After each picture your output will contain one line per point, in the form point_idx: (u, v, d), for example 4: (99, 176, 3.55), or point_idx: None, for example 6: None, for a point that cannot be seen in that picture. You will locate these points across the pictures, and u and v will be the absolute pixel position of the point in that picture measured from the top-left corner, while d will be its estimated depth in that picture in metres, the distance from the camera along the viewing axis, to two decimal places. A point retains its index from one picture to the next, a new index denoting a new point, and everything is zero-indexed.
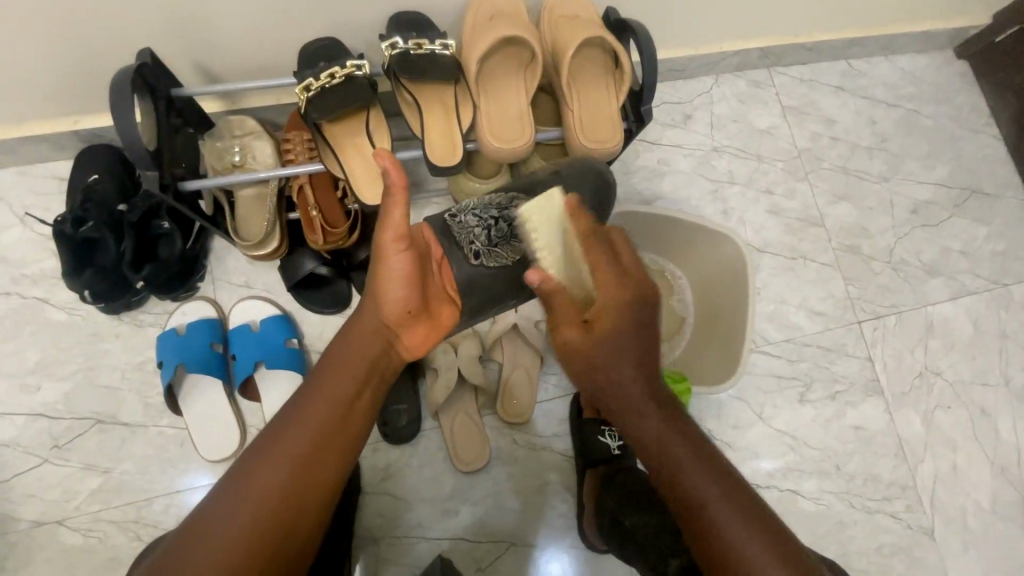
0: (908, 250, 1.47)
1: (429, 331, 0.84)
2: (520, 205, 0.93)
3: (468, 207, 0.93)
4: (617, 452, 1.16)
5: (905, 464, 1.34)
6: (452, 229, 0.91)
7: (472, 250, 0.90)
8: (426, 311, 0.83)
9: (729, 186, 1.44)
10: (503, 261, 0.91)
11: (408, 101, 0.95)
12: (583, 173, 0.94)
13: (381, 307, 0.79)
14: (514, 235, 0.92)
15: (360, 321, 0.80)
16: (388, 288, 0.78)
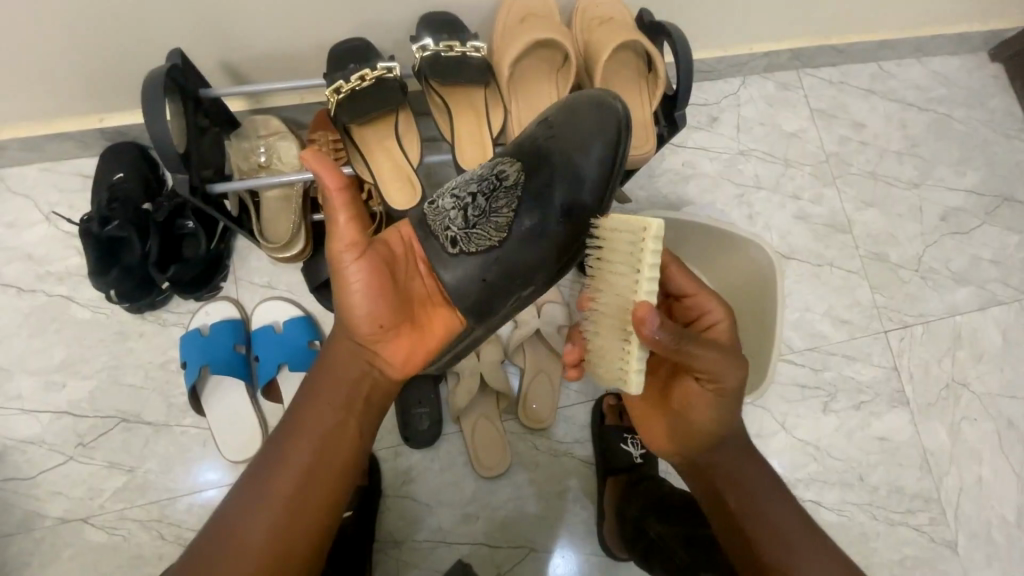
0: (936, 258, 1.44)
1: (410, 344, 0.84)
2: (503, 169, 0.84)
3: (445, 190, 0.85)
4: (638, 460, 1.16)
5: (931, 476, 1.32)
6: (425, 216, 0.83)
7: (449, 238, 0.81)
8: (402, 322, 0.82)
9: (756, 191, 1.42)
10: (487, 241, 0.82)
11: (438, 103, 0.93)
12: (578, 112, 0.87)
13: (351, 323, 0.80)
14: (495, 209, 0.82)
15: (339, 340, 0.82)
16: (351, 300, 0.78)
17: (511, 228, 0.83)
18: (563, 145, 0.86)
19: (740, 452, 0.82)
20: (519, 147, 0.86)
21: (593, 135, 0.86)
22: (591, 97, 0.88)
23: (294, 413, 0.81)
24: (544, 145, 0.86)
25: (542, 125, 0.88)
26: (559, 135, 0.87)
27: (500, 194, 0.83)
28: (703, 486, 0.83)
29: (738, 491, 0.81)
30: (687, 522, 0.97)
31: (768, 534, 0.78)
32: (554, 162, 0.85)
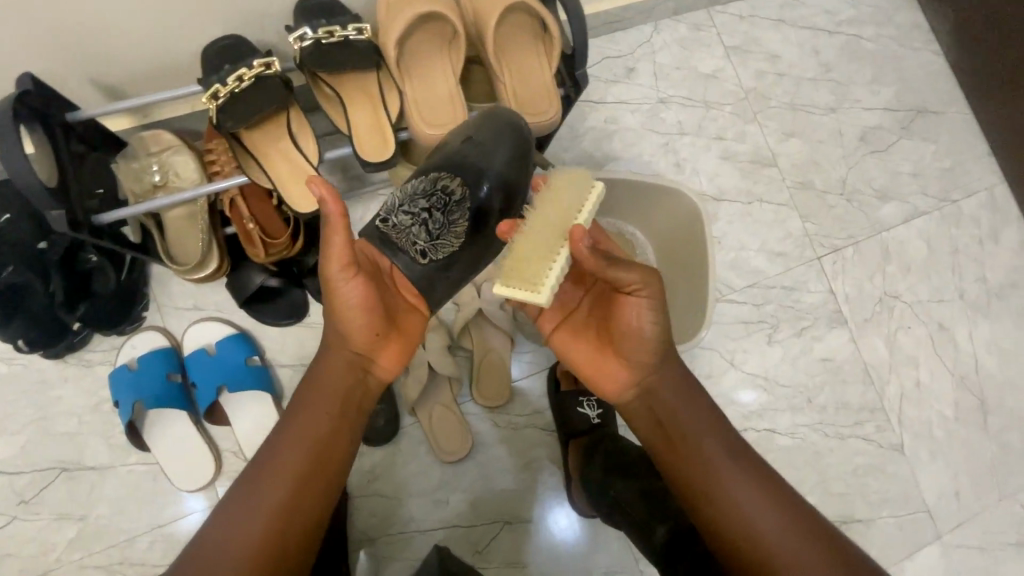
0: (860, 178, 1.48)
1: (400, 352, 0.82)
2: (447, 184, 0.84)
3: (395, 206, 0.83)
4: (596, 421, 1.17)
5: (873, 387, 1.40)
6: (386, 235, 0.81)
7: (419, 251, 0.82)
8: (394, 331, 0.80)
9: (680, 137, 1.42)
10: (451, 248, 0.84)
11: (328, 94, 0.89)
12: (503, 133, 0.87)
13: (346, 336, 0.77)
14: (452, 221, 0.84)
15: (328, 352, 0.79)
16: (345, 314, 0.75)
17: (468, 235, 0.86)
18: (485, 156, 0.86)
19: (679, 389, 0.83)
20: (448, 158, 0.86)
21: (496, 145, 0.86)
22: (513, 120, 0.88)
23: (284, 427, 0.77)
24: (463, 159, 0.85)
25: (468, 141, 0.87)
26: (477, 144, 0.86)
27: (452, 206, 0.84)
28: (645, 421, 0.84)
29: (675, 424, 0.82)
30: (642, 479, 1.01)
31: (708, 474, 0.79)
32: (479, 172, 0.85)
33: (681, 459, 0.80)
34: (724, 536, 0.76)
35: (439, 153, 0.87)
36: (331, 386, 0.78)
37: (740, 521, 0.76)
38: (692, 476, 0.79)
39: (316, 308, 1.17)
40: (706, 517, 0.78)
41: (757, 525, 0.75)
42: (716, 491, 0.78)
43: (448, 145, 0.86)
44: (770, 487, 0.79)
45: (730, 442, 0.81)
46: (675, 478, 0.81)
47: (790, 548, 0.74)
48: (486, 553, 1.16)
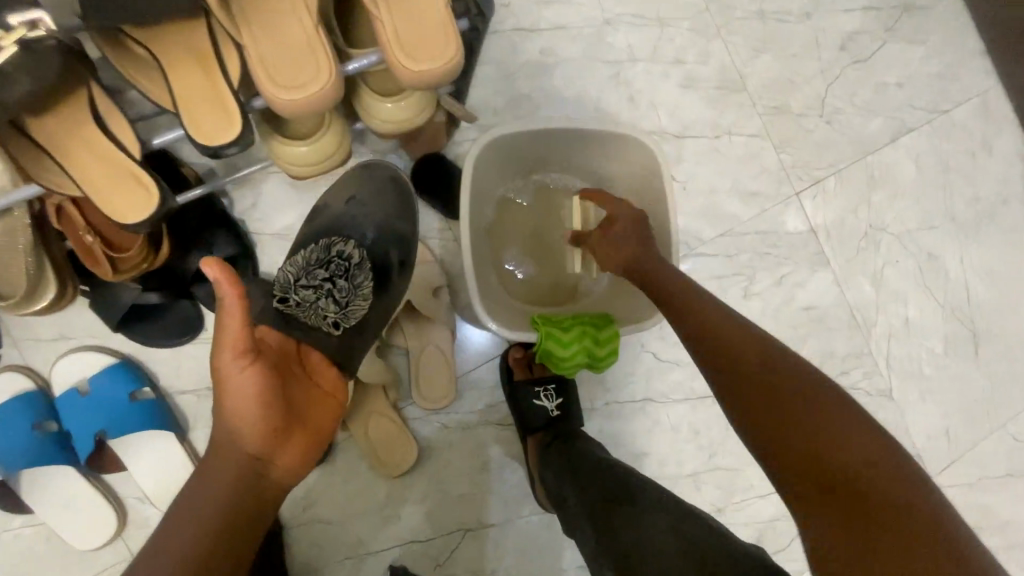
0: (840, 96, 1.29)
1: (305, 447, 0.71)
2: (342, 249, 0.93)
3: (292, 282, 0.88)
4: (556, 414, 1.03)
5: (859, 331, 1.27)
6: (292, 314, 0.85)
7: (331, 324, 0.86)
8: (300, 427, 0.70)
9: (632, 65, 1.19)
10: (362, 311, 0.90)
11: (145, 57, 0.65)
12: (384, 189, 0.99)
13: (236, 434, 0.64)
14: (357, 284, 0.91)
15: (213, 456, 0.64)
16: (240, 409, 0.63)
17: (374, 295, 0.92)
18: (363, 221, 0.97)
19: (721, 312, 0.70)
20: (333, 226, 0.96)
21: (376, 207, 0.98)
22: (391, 173, 1.00)
23: (144, 556, 0.59)
24: (351, 221, 0.96)
25: (351, 202, 0.98)
26: (361, 210, 0.97)
27: (353, 269, 0.92)
28: (698, 329, 0.69)
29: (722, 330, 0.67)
30: (597, 487, 0.83)
31: (757, 385, 0.60)
32: (366, 233, 0.96)
33: (738, 363, 0.63)
34: (806, 457, 0.55)
35: (319, 223, 0.97)
36: (210, 499, 0.62)
37: (833, 427, 0.55)
38: (765, 381, 0.60)
39: (213, 321, 0.98)
40: (779, 433, 0.57)
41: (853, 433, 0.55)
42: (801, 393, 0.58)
43: (330, 209, 0.98)
44: (851, 423, 0.55)
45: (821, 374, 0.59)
46: (732, 389, 0.62)
47: (897, 462, 0.53)
48: (448, 565, 1.06)
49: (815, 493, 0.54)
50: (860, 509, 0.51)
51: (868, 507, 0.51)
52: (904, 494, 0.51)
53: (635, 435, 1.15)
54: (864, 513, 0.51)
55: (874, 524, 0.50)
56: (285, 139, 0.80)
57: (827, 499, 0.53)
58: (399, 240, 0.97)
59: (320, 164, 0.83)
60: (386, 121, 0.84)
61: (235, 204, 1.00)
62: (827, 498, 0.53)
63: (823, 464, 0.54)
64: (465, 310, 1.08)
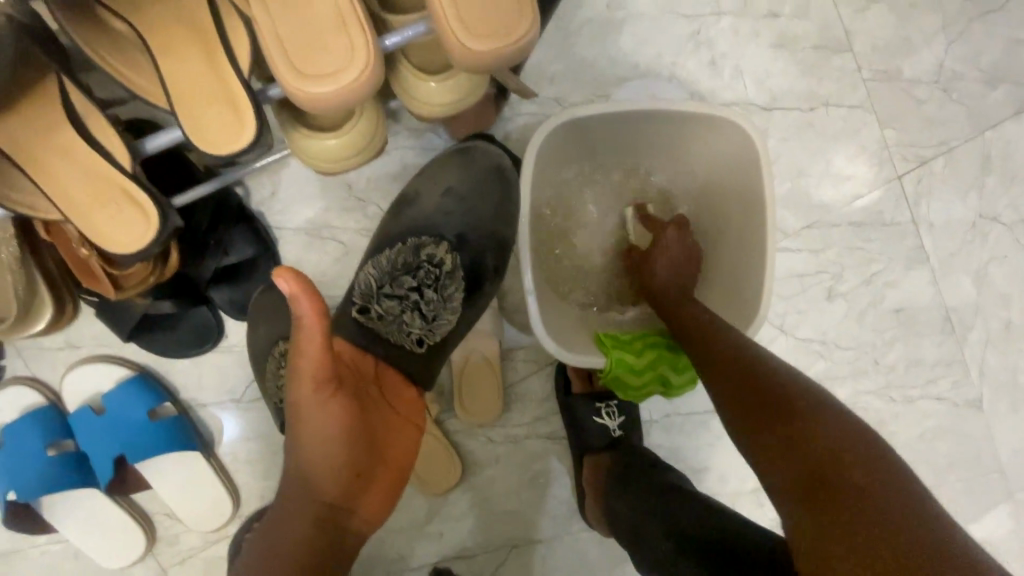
0: (963, 57, 1.06)
1: (389, 488, 0.62)
2: (432, 253, 0.81)
3: (374, 289, 0.77)
4: (617, 434, 0.93)
5: (953, 337, 1.12)
6: (375, 328, 0.75)
7: (415, 340, 0.76)
8: (382, 467, 0.61)
9: (715, 21, 0.99)
10: (449, 327, 0.79)
11: (135, 45, 0.51)
12: (482, 182, 0.84)
13: (313, 479, 0.56)
14: (447, 296, 0.79)
15: (291, 499, 0.57)
16: (318, 450, 0.55)
17: (462, 308, 0.81)
18: (472, 219, 0.83)
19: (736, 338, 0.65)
20: (423, 221, 0.83)
21: (480, 197, 0.84)
22: (494, 161, 0.85)
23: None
24: (444, 216, 0.83)
25: (447, 195, 0.84)
26: (464, 208, 0.84)
27: (443, 278, 0.80)
28: (695, 344, 0.68)
29: (721, 339, 0.65)
30: (694, 537, 0.69)
31: (770, 402, 0.56)
32: (459, 236, 0.83)
33: (733, 374, 0.61)
34: (788, 461, 0.52)
35: (416, 212, 0.84)
36: (289, 550, 0.55)
37: (813, 429, 0.52)
38: (756, 386, 0.58)
39: (234, 328, 0.87)
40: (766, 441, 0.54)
41: (848, 443, 0.50)
42: (797, 400, 0.55)
43: (425, 203, 0.84)
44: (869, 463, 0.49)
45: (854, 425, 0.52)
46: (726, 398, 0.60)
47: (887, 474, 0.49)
48: None
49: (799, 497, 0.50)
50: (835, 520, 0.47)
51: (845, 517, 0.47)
52: (888, 506, 0.46)
53: (698, 450, 1.03)
54: (841, 519, 0.47)
55: (856, 536, 0.46)
56: (308, 131, 0.66)
57: (812, 495, 0.49)
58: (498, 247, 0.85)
59: (363, 148, 0.69)
60: (433, 104, 0.68)
61: (253, 193, 0.87)
62: (810, 503, 0.49)
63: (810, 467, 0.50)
64: (514, 314, 0.95)
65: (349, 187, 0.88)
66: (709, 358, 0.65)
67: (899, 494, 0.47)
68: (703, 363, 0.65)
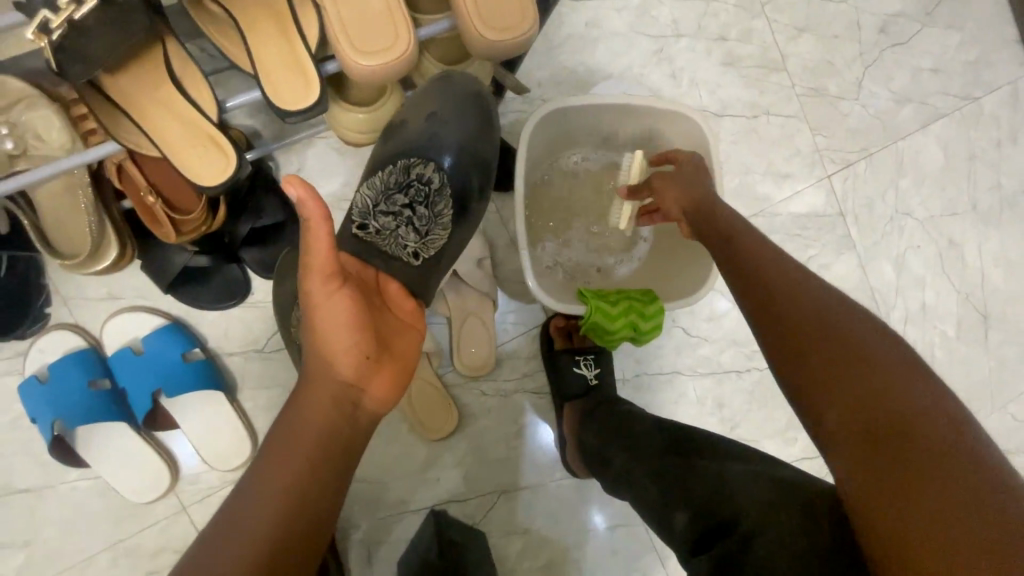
0: (876, 79, 1.29)
1: (397, 376, 0.66)
2: (421, 171, 0.81)
3: (370, 208, 0.80)
4: (594, 382, 1.06)
5: (879, 313, 1.31)
6: (371, 242, 0.78)
7: (410, 253, 0.80)
8: (389, 356, 0.66)
9: (675, 40, 1.19)
10: (442, 241, 0.82)
11: (224, 21, 0.65)
12: (466, 106, 0.82)
13: (327, 360, 0.61)
14: (437, 212, 0.82)
15: (306, 381, 0.61)
16: (332, 332, 0.61)
17: (454, 225, 0.84)
18: (460, 138, 0.82)
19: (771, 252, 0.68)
20: (411, 140, 0.81)
21: (463, 116, 0.82)
22: (474, 88, 0.83)
23: (245, 486, 0.56)
24: (432, 135, 0.81)
25: (431, 119, 0.82)
26: (450, 126, 0.82)
27: (433, 195, 0.81)
28: (755, 297, 0.64)
29: (787, 286, 0.63)
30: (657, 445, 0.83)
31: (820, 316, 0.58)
32: (447, 152, 0.82)
33: (796, 324, 0.59)
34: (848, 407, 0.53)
35: (402, 132, 0.82)
36: (307, 428, 0.59)
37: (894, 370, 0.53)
38: (833, 334, 0.56)
39: (260, 285, 0.99)
40: (823, 384, 0.55)
41: (929, 412, 0.50)
42: (881, 354, 0.54)
43: (410, 124, 0.82)
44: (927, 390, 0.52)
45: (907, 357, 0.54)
46: (774, 349, 0.60)
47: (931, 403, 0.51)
48: (483, 524, 1.10)
49: (859, 450, 0.51)
50: (897, 471, 0.49)
51: (899, 460, 0.49)
52: (948, 455, 0.48)
53: (663, 406, 1.19)
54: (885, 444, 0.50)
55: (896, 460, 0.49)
56: (346, 106, 0.81)
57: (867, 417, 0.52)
58: (484, 170, 0.85)
59: (390, 123, 0.85)
60: None
61: (282, 168, 1.00)
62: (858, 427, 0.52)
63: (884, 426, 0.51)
64: (505, 281, 1.10)
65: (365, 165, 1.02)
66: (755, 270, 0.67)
67: (983, 460, 0.47)
68: (757, 306, 0.64)
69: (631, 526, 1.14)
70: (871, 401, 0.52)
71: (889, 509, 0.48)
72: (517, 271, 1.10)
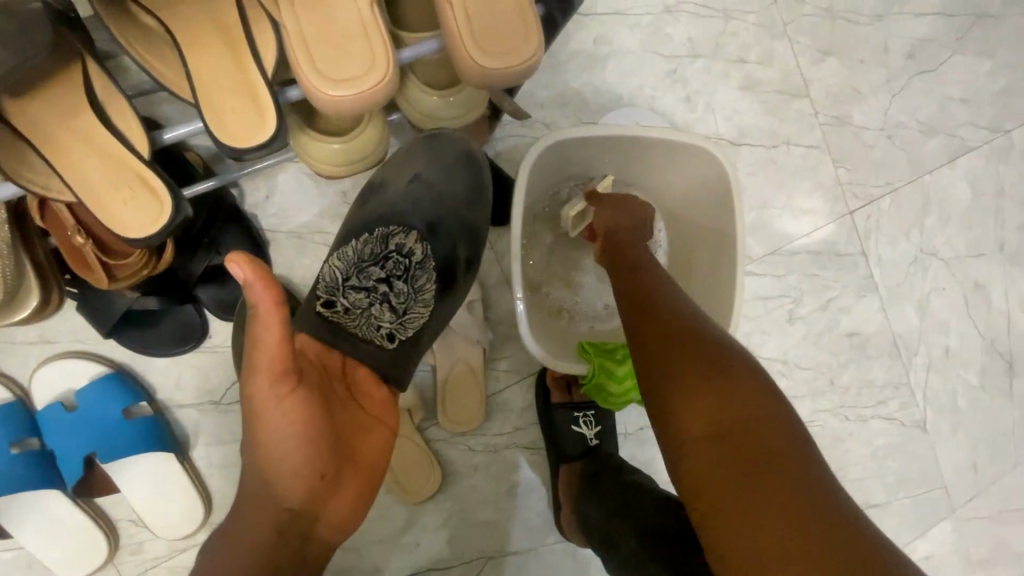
0: (903, 109, 1.20)
1: (358, 490, 0.57)
2: (400, 242, 0.76)
3: (339, 282, 0.73)
4: (594, 442, 0.96)
5: (900, 360, 1.21)
6: (340, 321, 0.70)
7: (384, 334, 0.71)
8: (350, 467, 0.57)
9: (690, 61, 1.08)
10: (421, 320, 0.75)
11: (159, 36, 0.53)
12: (454, 171, 0.79)
13: (274, 482, 0.51)
14: (417, 287, 0.75)
15: (247, 503, 0.52)
16: (275, 448, 0.51)
17: (435, 301, 0.77)
18: (444, 206, 0.78)
19: (669, 292, 0.66)
20: (392, 209, 0.77)
21: (450, 183, 0.79)
22: (464, 150, 0.79)
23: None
24: (415, 203, 0.78)
25: (413, 182, 0.78)
26: (434, 195, 0.78)
27: (413, 269, 0.75)
28: (631, 315, 0.65)
29: (679, 333, 0.61)
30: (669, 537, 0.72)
31: (711, 365, 0.57)
32: (430, 223, 0.78)
33: (665, 340, 0.61)
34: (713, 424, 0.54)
35: (382, 200, 0.78)
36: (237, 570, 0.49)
37: (768, 415, 0.54)
38: (706, 359, 0.58)
39: (219, 329, 0.87)
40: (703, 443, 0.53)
41: (795, 470, 0.50)
42: (750, 382, 0.56)
43: (392, 189, 0.78)
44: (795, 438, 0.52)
45: (771, 401, 0.55)
46: (644, 362, 0.61)
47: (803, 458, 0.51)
48: None
49: (717, 463, 0.52)
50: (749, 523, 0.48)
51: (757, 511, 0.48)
52: (802, 506, 0.48)
53: None
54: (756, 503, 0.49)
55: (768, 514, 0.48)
56: (317, 135, 0.69)
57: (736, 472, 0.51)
58: (473, 239, 0.80)
59: (368, 155, 0.73)
60: (436, 117, 0.74)
61: (248, 196, 0.88)
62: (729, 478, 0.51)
63: (744, 442, 0.52)
64: (498, 325, 0.99)
65: (343, 194, 0.90)
66: (647, 312, 0.64)
67: (825, 491, 0.49)
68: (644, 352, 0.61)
69: None
70: (742, 458, 0.51)
71: (724, 522, 0.50)
72: (512, 314, 0.99)
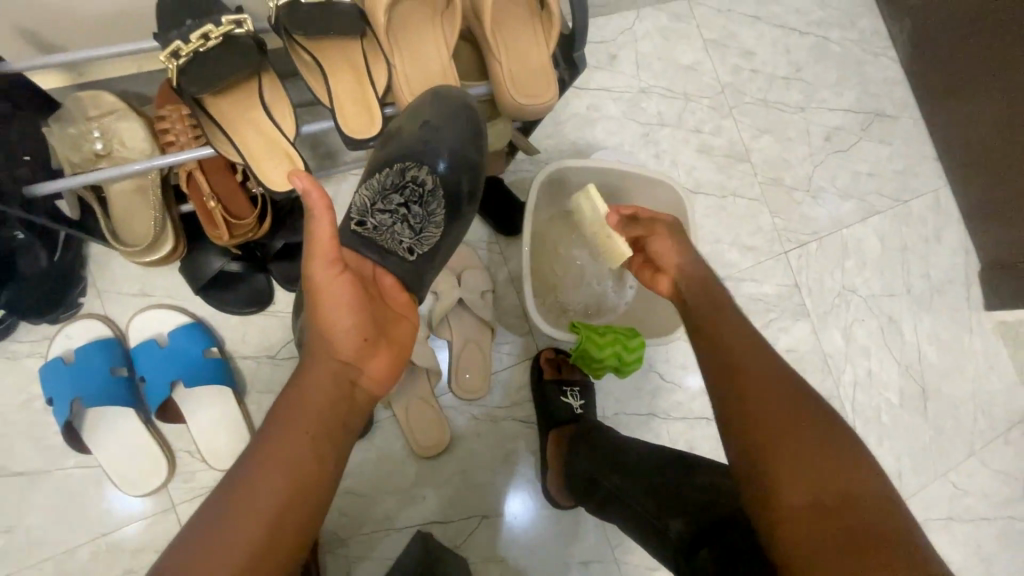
0: (824, 177, 1.54)
1: (393, 356, 0.74)
2: (416, 174, 0.83)
3: (367, 207, 0.81)
4: (579, 412, 1.15)
5: (831, 376, 1.47)
6: (370, 237, 0.78)
7: (406, 249, 0.80)
8: (386, 338, 0.73)
9: (660, 128, 1.42)
10: (436, 238, 0.84)
11: (308, 62, 0.81)
12: (456, 115, 0.84)
13: (331, 342, 0.69)
14: (430, 212, 0.84)
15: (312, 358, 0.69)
16: (333, 318, 0.68)
17: (446, 224, 0.86)
18: (451, 144, 0.84)
19: (760, 351, 0.73)
20: (406, 145, 0.83)
21: (456, 126, 0.84)
22: (464, 98, 0.85)
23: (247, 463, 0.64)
24: (427, 143, 0.83)
25: (424, 127, 0.83)
26: (441, 132, 0.83)
27: (428, 196, 0.84)
28: (718, 371, 0.72)
29: (780, 394, 0.67)
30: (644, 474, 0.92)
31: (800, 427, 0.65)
32: (441, 158, 0.84)
33: (761, 400, 0.67)
34: (812, 494, 0.60)
35: (398, 140, 0.83)
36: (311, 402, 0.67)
37: (857, 482, 0.61)
38: (792, 417, 0.66)
39: (282, 296, 1.08)
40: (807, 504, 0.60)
41: (883, 530, 0.58)
42: (839, 433, 0.65)
43: (404, 134, 0.83)
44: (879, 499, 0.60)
45: (851, 464, 0.63)
46: (733, 426, 0.68)
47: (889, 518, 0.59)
48: (463, 548, 1.13)
49: (810, 516, 0.60)
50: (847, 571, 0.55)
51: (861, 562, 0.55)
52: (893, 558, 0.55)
53: None
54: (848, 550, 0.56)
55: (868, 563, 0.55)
56: None
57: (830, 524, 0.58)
58: (477, 176, 0.88)
59: None
60: None
61: None
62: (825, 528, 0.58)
63: (837, 507, 0.59)
64: (503, 314, 1.22)
65: None
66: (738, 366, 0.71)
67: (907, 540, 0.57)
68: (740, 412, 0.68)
69: (606, 563, 1.18)
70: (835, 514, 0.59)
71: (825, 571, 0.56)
72: (514, 307, 1.22)
